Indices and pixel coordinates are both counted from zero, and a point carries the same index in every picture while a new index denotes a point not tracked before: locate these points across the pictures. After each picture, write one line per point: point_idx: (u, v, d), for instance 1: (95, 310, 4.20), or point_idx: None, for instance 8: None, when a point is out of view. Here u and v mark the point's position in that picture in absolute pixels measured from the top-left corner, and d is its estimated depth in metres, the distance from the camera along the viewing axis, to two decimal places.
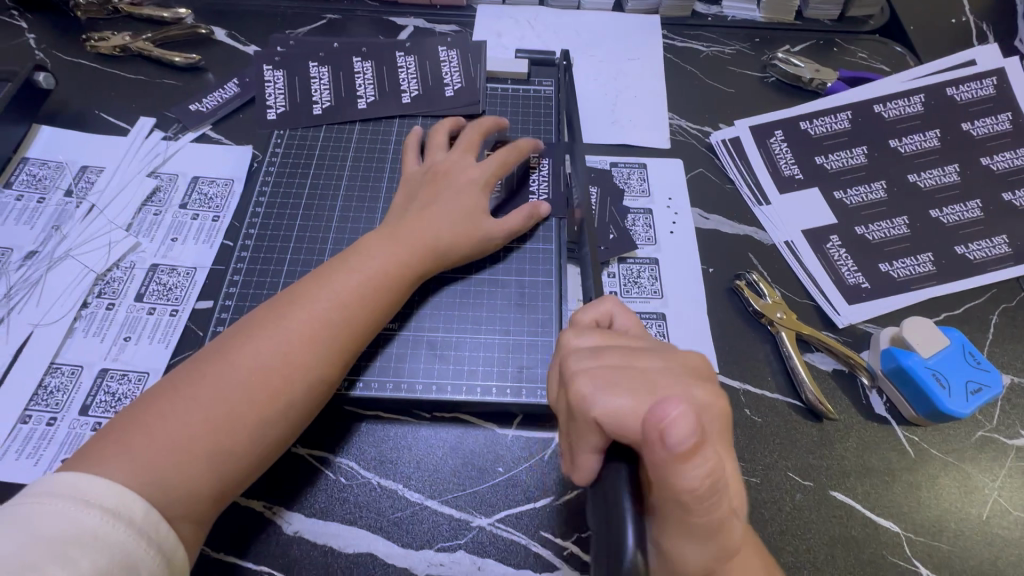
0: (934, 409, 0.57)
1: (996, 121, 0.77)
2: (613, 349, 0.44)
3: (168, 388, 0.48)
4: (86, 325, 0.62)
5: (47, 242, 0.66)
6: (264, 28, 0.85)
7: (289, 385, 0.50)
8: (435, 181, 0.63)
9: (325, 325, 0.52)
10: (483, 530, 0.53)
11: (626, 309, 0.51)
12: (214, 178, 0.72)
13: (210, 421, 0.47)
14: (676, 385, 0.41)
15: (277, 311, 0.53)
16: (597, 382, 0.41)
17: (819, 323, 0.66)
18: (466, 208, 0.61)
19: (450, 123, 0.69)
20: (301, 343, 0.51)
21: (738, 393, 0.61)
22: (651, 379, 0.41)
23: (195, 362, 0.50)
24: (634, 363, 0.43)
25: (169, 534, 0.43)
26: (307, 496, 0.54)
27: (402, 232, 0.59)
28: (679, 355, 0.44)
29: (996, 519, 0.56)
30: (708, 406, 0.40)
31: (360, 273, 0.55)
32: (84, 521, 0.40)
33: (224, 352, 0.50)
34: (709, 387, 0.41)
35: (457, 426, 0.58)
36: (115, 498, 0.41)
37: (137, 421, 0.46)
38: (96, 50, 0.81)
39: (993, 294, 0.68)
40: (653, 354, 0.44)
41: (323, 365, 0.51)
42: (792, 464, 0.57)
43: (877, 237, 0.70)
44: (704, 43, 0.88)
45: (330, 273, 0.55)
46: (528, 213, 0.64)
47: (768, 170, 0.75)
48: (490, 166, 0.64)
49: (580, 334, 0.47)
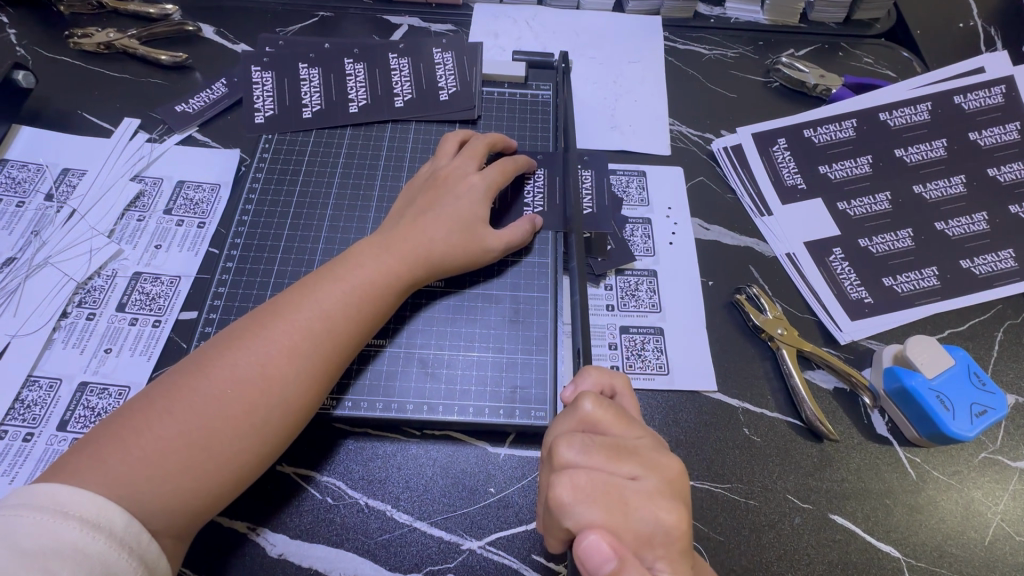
0: (937, 432, 0.55)
1: (1004, 131, 0.75)
2: (605, 442, 0.43)
3: (146, 398, 0.47)
4: (66, 336, 0.60)
5: (25, 248, 0.64)
6: (254, 26, 0.82)
7: (270, 397, 0.48)
8: (435, 189, 0.61)
9: (308, 335, 0.50)
10: (472, 553, 0.51)
11: (631, 391, 0.51)
12: (200, 183, 0.70)
13: (187, 435, 0.45)
14: (646, 508, 0.41)
15: (259, 321, 0.51)
16: (579, 489, 0.41)
17: (820, 339, 0.64)
18: (463, 219, 0.59)
19: (458, 135, 0.66)
20: (283, 355, 0.49)
21: (736, 411, 0.60)
22: (626, 498, 0.41)
23: (175, 374, 0.48)
24: (616, 469, 0.42)
25: (151, 546, 0.42)
26: (292, 517, 0.52)
27: (394, 241, 0.57)
28: (662, 463, 0.44)
29: (999, 544, 0.54)
30: (669, 533, 0.41)
31: (345, 284, 0.53)
32: (60, 533, 0.38)
33: (204, 363, 0.48)
34: (676, 509, 0.42)
35: (448, 445, 0.56)
36: (92, 508, 0.40)
37: (116, 433, 0.45)
38: (79, 47, 0.78)
39: (998, 310, 0.66)
40: (638, 457, 0.43)
41: (306, 379, 0.49)
42: (790, 486, 0.56)
43: (881, 250, 0.68)
44: (707, 46, 0.86)
45: (316, 284, 0.53)
46: (527, 229, 0.62)
47: (770, 180, 0.73)
48: (491, 175, 0.62)
49: (593, 405, 0.45)
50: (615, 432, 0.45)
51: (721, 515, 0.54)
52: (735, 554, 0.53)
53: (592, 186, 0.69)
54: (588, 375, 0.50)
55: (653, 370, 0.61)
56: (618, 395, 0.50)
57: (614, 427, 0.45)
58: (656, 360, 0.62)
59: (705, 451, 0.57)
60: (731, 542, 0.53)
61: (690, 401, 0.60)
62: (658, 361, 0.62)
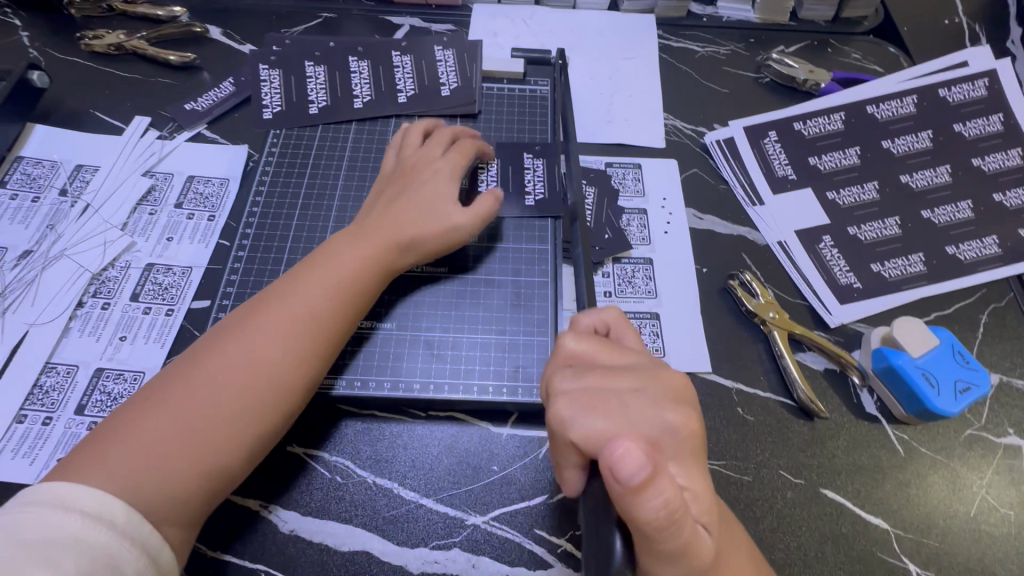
0: (923, 408, 0.57)
1: (987, 123, 0.77)
2: (596, 367, 0.46)
3: (141, 396, 0.49)
4: (81, 324, 0.62)
5: (42, 241, 0.66)
6: (260, 27, 0.85)
7: (258, 382, 0.50)
8: (403, 179, 0.63)
9: (291, 322, 0.52)
10: (477, 528, 0.53)
11: (626, 323, 0.52)
12: (209, 177, 0.72)
13: (181, 423, 0.47)
14: (649, 410, 0.43)
15: (244, 314, 0.53)
16: (576, 404, 0.43)
17: (811, 323, 0.66)
18: (428, 202, 0.61)
19: (402, 127, 0.69)
20: (267, 343, 0.51)
21: (730, 392, 0.62)
22: (627, 405, 0.43)
23: (167, 370, 0.51)
24: (612, 385, 0.45)
25: (152, 536, 0.43)
26: (303, 495, 0.54)
27: (369, 229, 0.59)
28: (662, 375, 0.46)
29: (984, 516, 0.56)
30: (678, 433, 0.43)
31: (325, 273, 0.55)
32: (63, 526, 0.40)
33: (195, 358, 0.51)
34: (682, 411, 0.44)
35: (452, 425, 0.58)
36: (93, 502, 0.42)
37: (113, 431, 0.47)
38: (91, 49, 0.81)
39: (983, 294, 0.68)
40: (633, 372, 0.46)
41: (293, 363, 0.51)
42: (783, 463, 0.58)
43: (869, 237, 0.71)
44: (699, 44, 0.88)
45: (298, 275, 0.56)
46: (492, 200, 0.62)
47: (761, 171, 0.76)
48: (453, 159, 0.64)
49: (574, 340, 0.48)
50: (603, 358, 0.47)
51: (717, 489, 0.56)
52: None
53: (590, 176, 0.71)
54: (585, 314, 0.53)
55: (650, 353, 0.64)
56: (613, 329, 0.52)
57: (611, 353, 0.48)
58: (652, 344, 0.64)
59: None
60: None
61: (687, 383, 0.62)
62: (655, 345, 0.64)
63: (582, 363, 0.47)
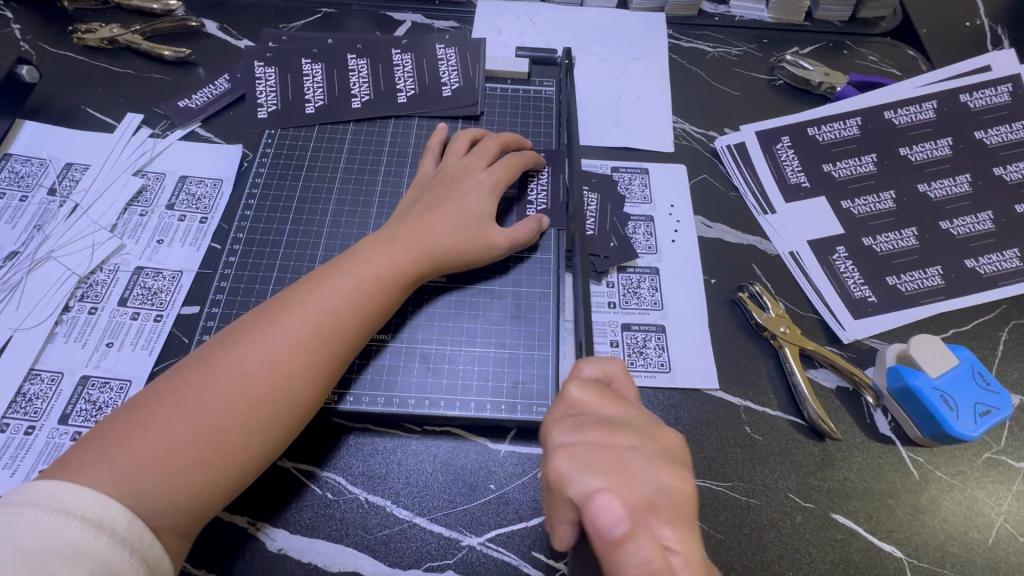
0: (941, 432, 0.55)
1: (1010, 130, 0.74)
2: (596, 420, 0.45)
3: (153, 392, 0.47)
4: (67, 330, 0.60)
5: (28, 242, 0.64)
6: (257, 22, 0.82)
7: (275, 394, 0.48)
8: (443, 186, 0.61)
9: (314, 330, 0.50)
10: (472, 550, 0.51)
11: (628, 377, 0.50)
12: (202, 178, 0.70)
13: (194, 430, 0.45)
14: (645, 471, 0.41)
15: (265, 316, 0.51)
16: (576, 460, 0.41)
17: (823, 338, 0.64)
18: (468, 215, 0.59)
19: (442, 131, 0.67)
20: (288, 351, 0.49)
21: (738, 410, 0.59)
22: (626, 463, 0.41)
23: (182, 367, 0.49)
24: (614, 441, 0.43)
25: (153, 546, 0.41)
26: (293, 512, 0.52)
27: (401, 235, 0.57)
28: (656, 433, 0.45)
29: (1002, 544, 0.54)
30: (673, 496, 0.41)
31: (352, 279, 0.53)
32: (62, 532, 0.38)
33: (211, 357, 0.48)
34: (678, 472, 0.43)
35: (448, 441, 0.56)
36: (95, 507, 0.40)
37: (120, 430, 0.45)
38: (83, 43, 0.78)
39: (1003, 310, 0.66)
40: (634, 430, 0.44)
41: (312, 376, 0.49)
42: (792, 485, 0.56)
43: (885, 249, 0.68)
44: (711, 44, 0.85)
45: (322, 279, 0.53)
46: (534, 227, 0.61)
47: (773, 178, 0.73)
48: (499, 172, 0.62)
49: (579, 389, 0.46)
50: (604, 411, 0.45)
51: (723, 512, 0.54)
52: (735, 553, 0.53)
53: (596, 212, 0.69)
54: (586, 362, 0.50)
55: (654, 368, 0.61)
56: (614, 381, 0.49)
57: (610, 404, 0.46)
58: (657, 358, 0.62)
59: (706, 449, 0.57)
60: (731, 539, 0.53)
61: (692, 400, 0.60)
62: (660, 359, 0.62)
63: (584, 415, 0.45)
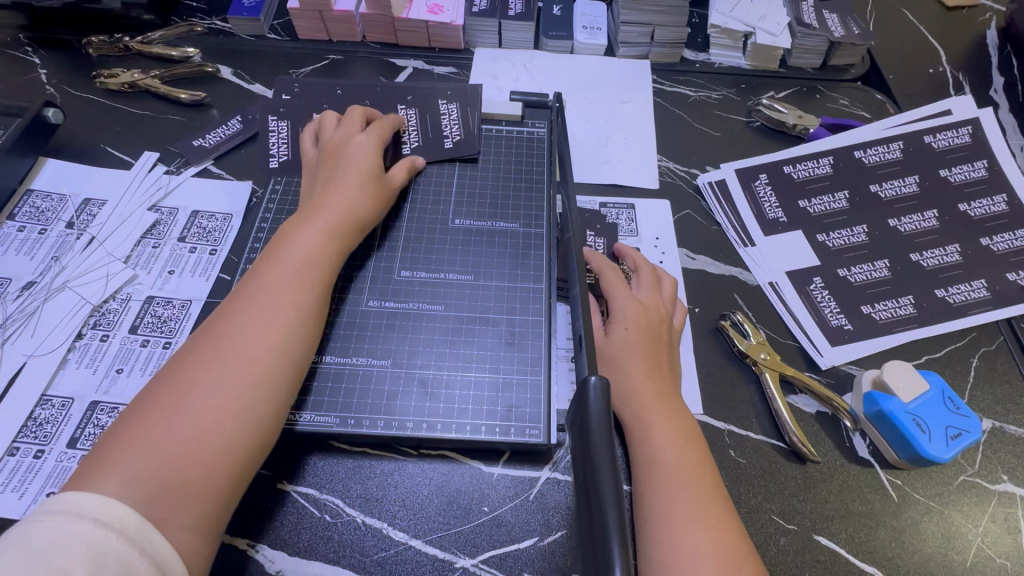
0: (917, 455, 0.57)
1: (973, 169, 0.80)
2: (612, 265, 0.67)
3: (137, 408, 0.47)
4: (79, 356, 0.63)
5: (46, 272, 0.68)
6: (269, 68, 0.88)
7: (259, 375, 0.50)
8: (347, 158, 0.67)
9: (284, 311, 0.53)
10: (465, 572, 0.53)
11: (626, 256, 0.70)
12: (213, 213, 0.74)
13: (189, 427, 0.46)
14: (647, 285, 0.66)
15: (230, 311, 0.53)
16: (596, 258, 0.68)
17: (803, 365, 0.67)
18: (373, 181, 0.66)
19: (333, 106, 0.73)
20: (264, 334, 0.52)
21: (722, 434, 0.62)
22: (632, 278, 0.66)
23: (160, 378, 0.49)
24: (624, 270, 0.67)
25: (159, 542, 0.41)
26: (291, 534, 0.54)
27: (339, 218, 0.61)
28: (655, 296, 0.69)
29: (980, 565, 0.56)
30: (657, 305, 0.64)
31: (313, 260, 0.57)
32: (75, 533, 0.39)
33: (189, 360, 0.50)
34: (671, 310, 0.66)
35: (443, 464, 0.58)
36: (104, 509, 0.40)
37: (115, 446, 0.45)
38: (105, 86, 0.84)
39: (973, 337, 0.69)
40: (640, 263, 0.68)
41: (287, 350, 0.52)
42: (777, 507, 0.58)
43: (859, 279, 0.72)
44: (691, 88, 0.91)
45: (279, 263, 0.56)
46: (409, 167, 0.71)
47: (752, 213, 0.77)
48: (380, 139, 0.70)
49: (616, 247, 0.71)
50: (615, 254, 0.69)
51: None
52: None
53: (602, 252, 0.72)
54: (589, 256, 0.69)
55: None
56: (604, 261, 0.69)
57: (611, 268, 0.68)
58: None
59: None
60: None
61: None
62: None
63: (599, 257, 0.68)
